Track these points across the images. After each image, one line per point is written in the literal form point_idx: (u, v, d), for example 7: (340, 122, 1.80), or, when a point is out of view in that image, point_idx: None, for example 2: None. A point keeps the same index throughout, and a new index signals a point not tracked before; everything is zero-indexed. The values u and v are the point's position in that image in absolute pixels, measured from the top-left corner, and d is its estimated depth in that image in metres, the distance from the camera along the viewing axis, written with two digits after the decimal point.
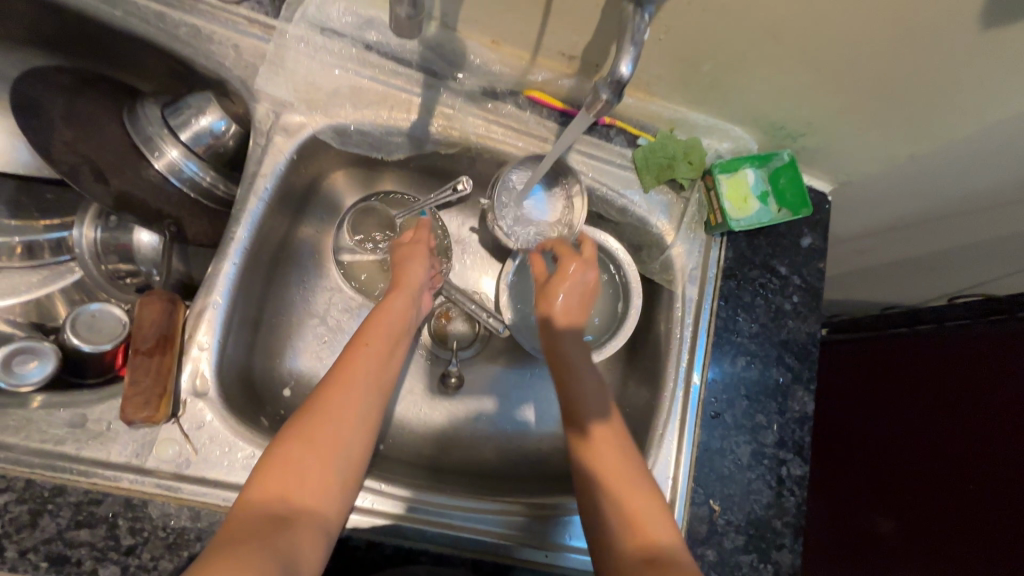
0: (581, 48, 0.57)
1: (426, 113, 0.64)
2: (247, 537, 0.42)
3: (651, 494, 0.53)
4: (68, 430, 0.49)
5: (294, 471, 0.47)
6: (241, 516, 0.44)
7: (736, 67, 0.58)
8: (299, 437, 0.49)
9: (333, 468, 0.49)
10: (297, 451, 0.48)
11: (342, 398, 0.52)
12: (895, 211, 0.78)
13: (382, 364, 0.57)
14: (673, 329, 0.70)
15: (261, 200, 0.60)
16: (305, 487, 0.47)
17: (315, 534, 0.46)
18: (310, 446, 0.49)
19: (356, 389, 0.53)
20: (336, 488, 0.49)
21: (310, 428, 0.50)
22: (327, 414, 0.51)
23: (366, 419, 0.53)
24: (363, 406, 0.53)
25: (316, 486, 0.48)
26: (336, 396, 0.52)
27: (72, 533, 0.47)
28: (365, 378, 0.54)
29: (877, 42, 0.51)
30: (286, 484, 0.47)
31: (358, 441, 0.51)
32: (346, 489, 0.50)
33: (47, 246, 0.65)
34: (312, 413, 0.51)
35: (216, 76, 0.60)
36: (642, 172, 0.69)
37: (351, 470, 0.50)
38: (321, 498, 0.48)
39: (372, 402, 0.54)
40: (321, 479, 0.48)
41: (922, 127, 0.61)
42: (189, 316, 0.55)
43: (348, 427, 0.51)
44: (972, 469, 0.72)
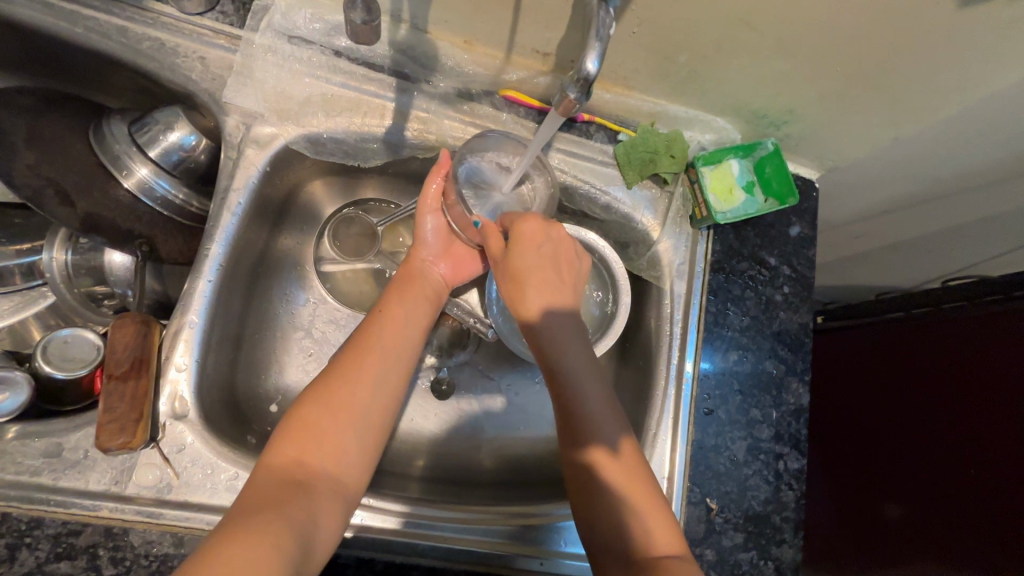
0: (553, 45, 0.56)
1: (400, 117, 0.62)
2: (270, 501, 0.43)
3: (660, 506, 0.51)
4: (43, 460, 0.48)
5: (313, 436, 0.48)
6: (261, 481, 0.45)
7: (713, 56, 0.57)
8: (318, 401, 0.50)
9: (352, 434, 0.50)
10: (318, 414, 0.50)
11: (362, 366, 0.53)
12: (884, 195, 0.77)
13: (400, 333, 0.58)
14: (663, 326, 0.68)
15: (234, 215, 0.58)
16: (325, 453, 0.48)
17: (333, 501, 0.47)
18: (330, 411, 0.50)
19: (376, 356, 0.55)
20: (355, 457, 0.50)
21: (330, 391, 0.51)
22: (346, 381, 0.52)
23: (384, 384, 0.54)
24: (381, 374, 0.54)
25: (335, 453, 0.49)
26: (354, 365, 0.53)
27: (52, 566, 0.46)
28: (383, 346, 0.56)
29: (854, 24, 0.50)
30: (309, 447, 0.48)
31: (378, 407, 0.53)
32: (366, 455, 0.51)
33: (19, 271, 0.64)
34: (331, 382, 0.52)
35: (184, 89, 0.59)
36: (624, 168, 0.68)
37: (371, 440, 0.52)
38: (340, 465, 0.49)
39: (393, 368, 0.55)
40: (341, 445, 0.49)
41: (906, 110, 0.60)
42: (166, 337, 0.54)
43: (368, 393, 0.52)
44: (972, 454, 0.71)
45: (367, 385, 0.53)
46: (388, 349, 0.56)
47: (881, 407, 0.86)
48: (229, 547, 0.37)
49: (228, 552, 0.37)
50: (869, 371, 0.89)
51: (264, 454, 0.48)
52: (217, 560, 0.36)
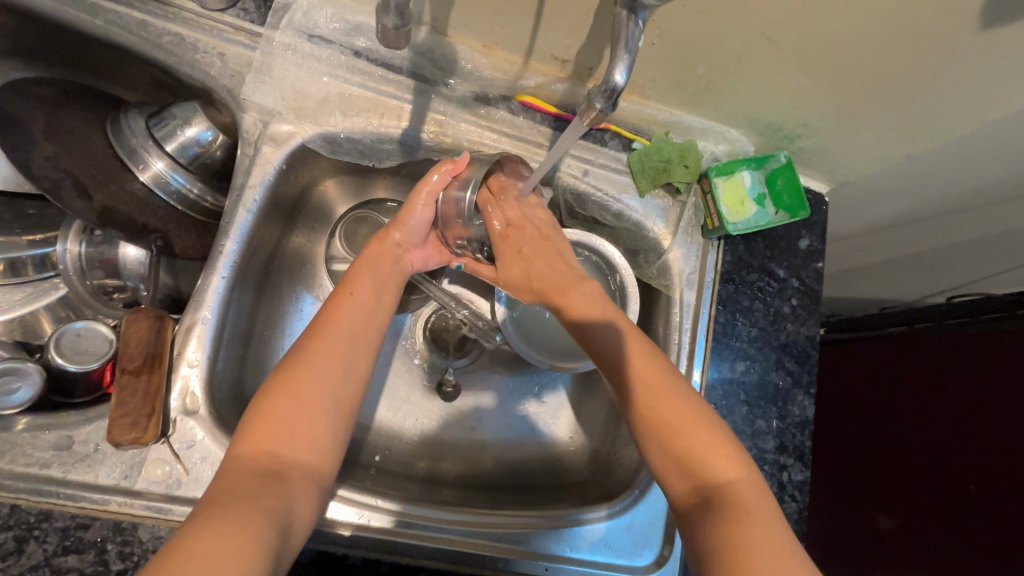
0: (573, 52, 0.56)
1: (417, 119, 0.63)
2: (238, 492, 0.42)
3: (738, 464, 0.48)
4: (53, 453, 0.48)
5: (279, 425, 0.47)
6: (230, 472, 0.44)
7: (732, 69, 0.57)
8: (280, 389, 0.48)
9: (320, 421, 0.49)
10: (283, 402, 0.48)
11: (327, 353, 0.51)
12: (893, 209, 0.78)
13: (367, 314, 0.56)
14: (671, 335, 0.69)
15: (250, 211, 0.58)
16: (293, 442, 0.47)
17: (307, 488, 0.46)
18: (295, 400, 0.48)
19: (340, 341, 0.53)
20: (324, 441, 0.49)
21: (292, 378, 0.49)
22: (311, 370, 0.50)
23: (349, 368, 0.52)
24: (347, 360, 0.52)
25: (305, 441, 0.47)
26: (317, 352, 0.51)
27: (60, 559, 0.46)
28: (346, 331, 0.53)
29: (875, 42, 0.50)
30: (277, 438, 0.46)
31: (344, 394, 0.51)
32: (336, 441, 0.50)
33: (31, 263, 0.64)
34: (293, 370, 0.50)
35: (202, 85, 0.59)
36: (638, 176, 0.68)
37: (339, 424, 0.50)
38: (309, 451, 0.48)
39: (359, 355, 0.53)
40: (310, 433, 0.48)
41: (920, 127, 0.60)
42: (178, 332, 0.54)
43: (333, 380, 0.50)
44: (970, 472, 0.72)
45: (331, 370, 0.51)
46: (353, 332, 0.54)
47: (883, 421, 0.86)
48: (203, 534, 0.36)
49: (206, 549, 0.36)
50: (872, 384, 0.90)
51: (232, 445, 0.46)
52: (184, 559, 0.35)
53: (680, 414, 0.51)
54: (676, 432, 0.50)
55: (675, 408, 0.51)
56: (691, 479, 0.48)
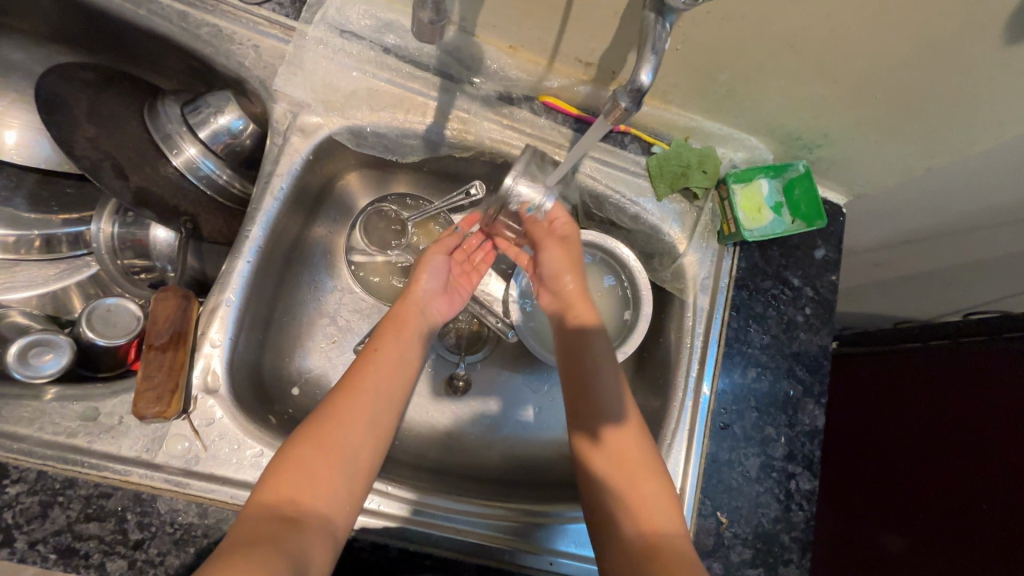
0: (598, 55, 0.57)
1: (441, 116, 0.64)
2: (258, 534, 0.43)
3: (677, 526, 0.53)
4: (80, 423, 0.50)
5: (304, 473, 0.48)
6: (251, 516, 0.45)
7: (754, 76, 0.58)
8: (308, 439, 0.50)
9: (341, 473, 0.49)
10: (307, 451, 0.49)
11: (353, 407, 0.53)
12: (911, 223, 0.78)
13: (393, 369, 0.57)
14: (683, 338, 0.69)
15: (276, 199, 0.60)
16: (315, 490, 0.48)
17: (324, 540, 0.46)
18: (321, 451, 0.49)
19: (366, 396, 0.54)
20: (342, 494, 0.49)
21: (319, 431, 0.50)
22: (337, 423, 0.51)
23: (374, 425, 0.53)
24: (372, 415, 0.53)
25: (324, 490, 0.48)
26: (346, 406, 0.53)
27: (81, 526, 0.47)
28: (371, 386, 0.55)
29: (898, 53, 0.51)
30: (300, 486, 0.47)
31: (366, 448, 0.52)
32: (355, 495, 0.50)
33: (65, 240, 0.66)
34: (320, 422, 0.51)
35: (236, 76, 0.61)
36: (656, 180, 0.69)
37: (360, 477, 0.51)
38: (329, 503, 0.48)
39: (383, 414, 0.54)
40: (331, 483, 0.48)
41: (940, 141, 0.60)
42: (203, 312, 0.55)
43: (357, 433, 0.52)
44: (984, 490, 0.71)
45: (355, 426, 0.52)
46: (379, 388, 0.55)
47: (895, 438, 0.86)
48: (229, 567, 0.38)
49: None
50: (885, 399, 0.90)
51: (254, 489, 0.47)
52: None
53: (639, 471, 0.56)
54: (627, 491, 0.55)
55: (637, 471, 0.56)
56: (634, 531, 0.53)
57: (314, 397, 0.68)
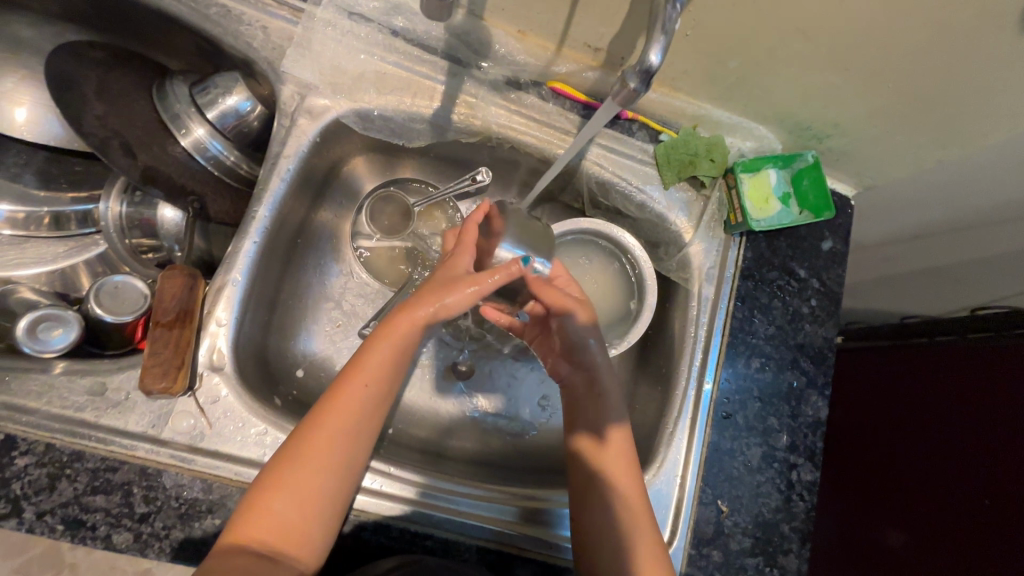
0: (607, 40, 0.57)
1: (449, 101, 0.64)
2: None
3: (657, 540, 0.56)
4: (87, 398, 0.50)
5: (273, 518, 0.46)
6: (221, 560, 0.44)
7: (765, 63, 0.57)
8: (274, 483, 0.47)
9: (309, 516, 0.48)
10: (274, 498, 0.47)
11: (321, 447, 0.49)
12: (919, 217, 0.77)
13: (366, 402, 0.52)
14: (688, 328, 0.69)
15: (283, 180, 0.60)
16: (285, 533, 0.47)
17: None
18: (288, 497, 0.47)
19: (337, 435, 0.50)
20: (316, 532, 0.48)
21: (283, 475, 0.47)
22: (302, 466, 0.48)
23: (346, 464, 0.50)
24: (341, 455, 0.50)
25: (295, 533, 0.47)
26: (312, 446, 0.49)
27: (88, 498, 0.48)
28: (343, 424, 0.50)
29: (912, 40, 0.50)
30: (265, 531, 0.46)
31: (335, 488, 0.50)
32: (329, 531, 0.49)
33: (74, 218, 0.66)
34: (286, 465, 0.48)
35: (245, 57, 0.61)
36: (663, 169, 0.68)
37: (332, 515, 0.49)
38: (300, 540, 0.47)
39: (353, 452, 0.51)
40: (301, 526, 0.47)
41: (952, 132, 0.60)
42: (209, 292, 0.55)
43: (325, 474, 0.49)
44: (988, 485, 0.71)
45: (325, 468, 0.49)
46: (348, 426, 0.50)
47: (898, 433, 0.85)
48: None
49: None
50: (889, 394, 0.89)
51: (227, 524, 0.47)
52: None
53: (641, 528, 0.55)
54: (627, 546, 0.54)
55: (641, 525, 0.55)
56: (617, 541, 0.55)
57: (318, 380, 0.68)
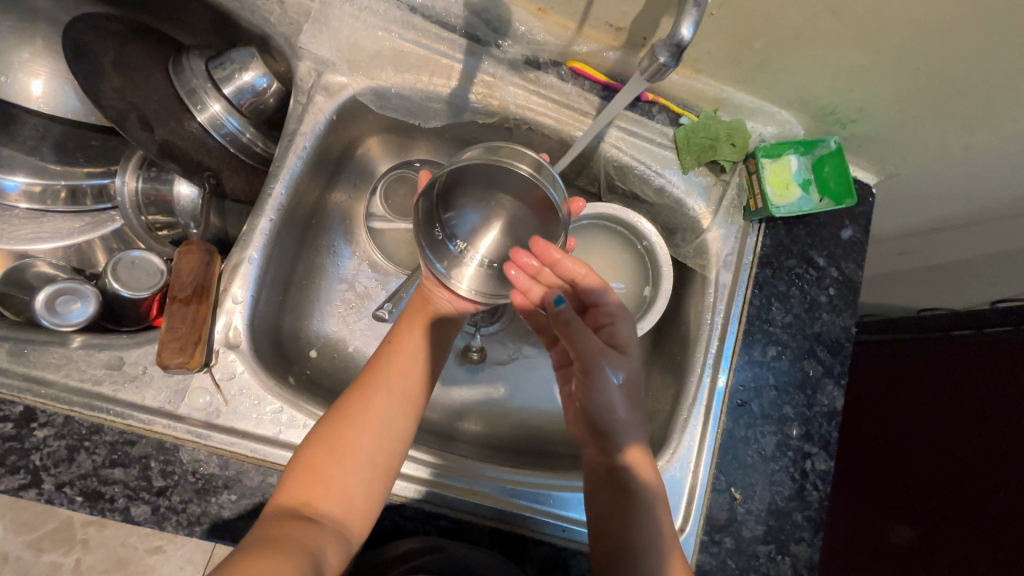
0: (630, 19, 0.56)
1: (467, 80, 0.63)
2: (280, 532, 0.43)
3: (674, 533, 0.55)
4: (105, 371, 0.50)
5: (321, 477, 0.49)
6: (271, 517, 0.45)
7: (792, 45, 0.56)
8: (323, 445, 0.50)
9: (357, 477, 0.50)
10: (323, 458, 0.49)
11: (368, 409, 0.53)
12: (941, 207, 0.76)
13: (407, 370, 0.57)
14: (704, 315, 0.68)
15: (299, 158, 0.60)
16: (331, 494, 0.48)
17: (338, 541, 0.46)
18: (336, 457, 0.49)
19: (381, 398, 0.54)
20: (360, 497, 0.49)
21: (333, 436, 0.51)
22: (352, 427, 0.51)
23: (391, 428, 0.53)
24: (386, 418, 0.53)
25: (341, 495, 0.48)
26: (361, 408, 0.53)
27: (106, 471, 0.48)
28: (388, 388, 0.55)
29: (947, 20, 0.49)
30: (317, 489, 0.48)
31: (381, 452, 0.52)
32: (374, 501, 0.50)
33: (90, 193, 0.66)
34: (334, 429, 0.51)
35: (261, 32, 0.60)
36: (683, 153, 0.67)
37: (377, 481, 0.51)
38: (344, 505, 0.48)
39: (398, 417, 0.54)
40: (348, 487, 0.49)
41: (981, 117, 0.58)
42: (225, 269, 0.55)
43: (373, 436, 0.52)
44: (1004, 478, 0.70)
45: (372, 431, 0.52)
46: (393, 393, 0.55)
47: (913, 425, 0.85)
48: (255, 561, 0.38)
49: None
50: (904, 386, 0.89)
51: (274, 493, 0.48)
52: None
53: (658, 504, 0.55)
54: (639, 523, 0.54)
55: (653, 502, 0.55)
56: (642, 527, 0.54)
57: (331, 360, 0.68)
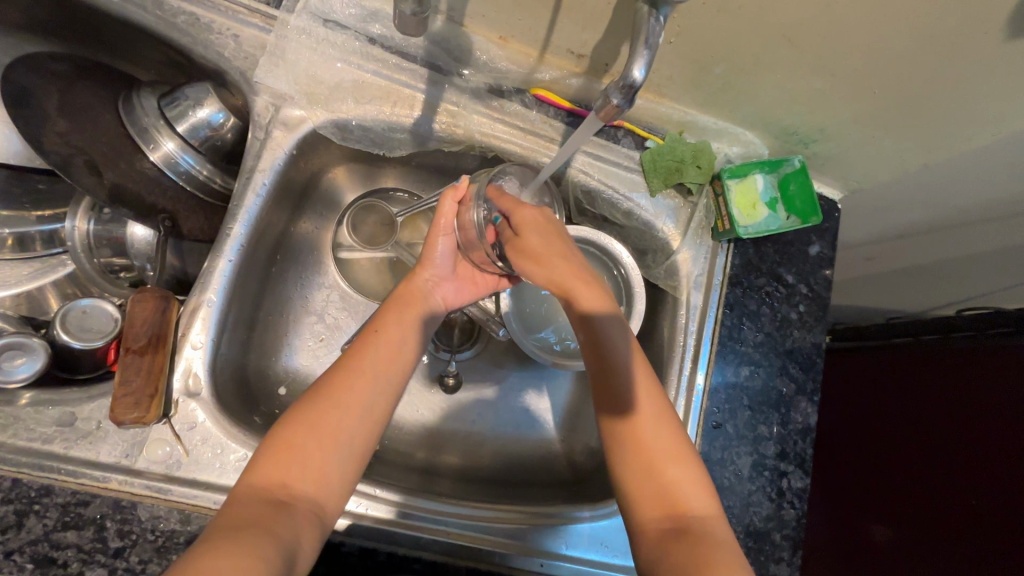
0: (590, 47, 0.56)
1: (430, 109, 0.62)
2: (246, 519, 0.41)
3: (690, 474, 0.48)
4: (56, 429, 0.49)
5: (296, 457, 0.46)
6: (241, 498, 0.43)
7: (751, 70, 0.56)
8: (302, 423, 0.47)
9: (333, 460, 0.47)
10: (301, 436, 0.47)
11: (352, 386, 0.50)
12: (905, 222, 0.77)
13: (391, 358, 0.54)
14: (676, 336, 0.68)
15: (258, 195, 0.58)
16: (306, 475, 0.46)
17: (311, 526, 0.44)
18: (314, 434, 0.47)
19: (364, 379, 0.51)
20: (336, 479, 0.47)
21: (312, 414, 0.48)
22: (330, 409, 0.48)
23: (370, 410, 0.50)
24: (365, 402, 0.50)
25: (315, 476, 0.46)
26: (345, 388, 0.50)
27: (58, 535, 0.46)
28: (373, 370, 0.52)
29: (898, 48, 0.49)
30: (292, 469, 0.45)
31: (361, 434, 0.49)
32: (345, 483, 0.48)
33: (40, 238, 0.64)
34: (312, 408, 0.48)
35: (216, 67, 0.58)
36: (650, 176, 0.67)
37: (353, 461, 0.48)
38: (320, 488, 0.46)
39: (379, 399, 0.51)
40: (323, 468, 0.46)
41: (939, 137, 0.59)
42: (183, 313, 0.53)
43: (354, 418, 0.49)
44: (974, 486, 0.71)
45: (353, 412, 0.49)
46: (376, 373, 0.52)
47: (886, 432, 0.86)
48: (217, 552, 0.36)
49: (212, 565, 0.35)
50: (876, 395, 0.90)
51: (243, 476, 0.45)
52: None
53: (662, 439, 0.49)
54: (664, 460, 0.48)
55: (665, 436, 0.49)
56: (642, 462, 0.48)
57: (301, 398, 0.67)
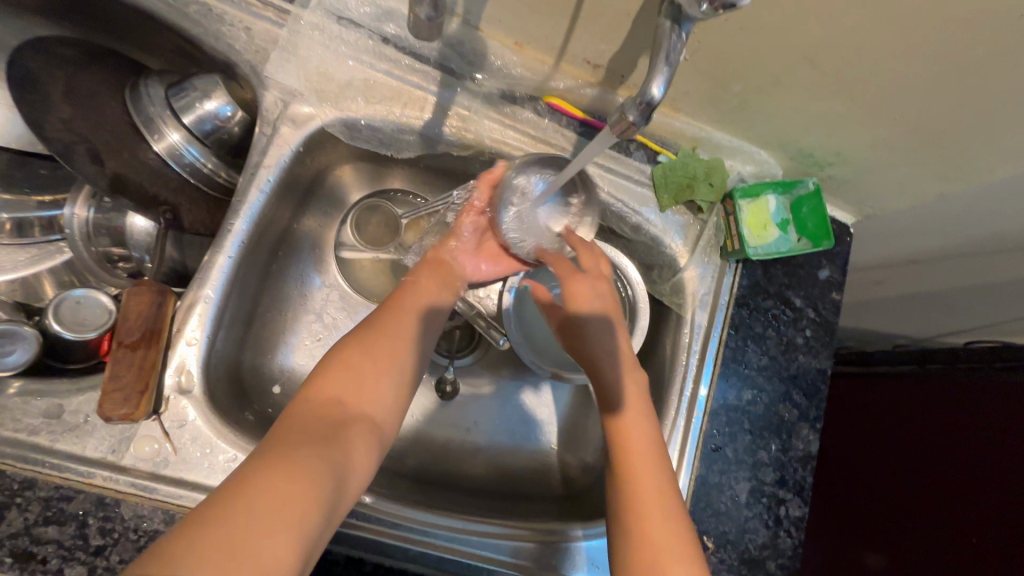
0: (607, 58, 0.54)
1: (441, 112, 0.61)
2: (309, 429, 0.40)
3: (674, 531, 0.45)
4: (43, 420, 0.48)
5: (352, 374, 0.46)
6: (300, 413, 0.42)
7: (770, 90, 0.55)
8: (355, 345, 0.48)
9: (385, 382, 0.47)
10: (354, 357, 0.47)
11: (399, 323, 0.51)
12: (917, 250, 0.76)
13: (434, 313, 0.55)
14: (679, 355, 0.67)
15: (262, 191, 0.57)
16: (361, 394, 0.45)
17: (370, 442, 0.43)
18: (366, 355, 0.47)
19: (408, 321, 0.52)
20: (390, 401, 0.47)
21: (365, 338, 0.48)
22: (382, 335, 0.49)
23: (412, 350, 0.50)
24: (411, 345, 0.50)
25: (370, 395, 0.45)
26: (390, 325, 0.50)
27: (39, 530, 0.46)
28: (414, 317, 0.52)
29: (924, 74, 0.48)
30: (348, 386, 0.45)
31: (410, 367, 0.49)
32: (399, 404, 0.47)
33: (38, 224, 0.64)
34: (362, 334, 0.49)
35: (226, 59, 0.57)
36: (660, 191, 0.66)
37: (402, 392, 0.48)
38: (376, 406, 0.45)
39: (419, 351, 0.52)
40: (378, 389, 0.46)
41: (958, 167, 0.58)
42: (179, 308, 0.52)
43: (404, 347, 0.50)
44: (975, 524, 0.70)
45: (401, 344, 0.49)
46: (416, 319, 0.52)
47: (886, 462, 0.85)
48: (271, 471, 0.35)
49: (267, 486, 0.34)
50: (878, 423, 0.88)
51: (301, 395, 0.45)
52: (208, 537, 0.31)
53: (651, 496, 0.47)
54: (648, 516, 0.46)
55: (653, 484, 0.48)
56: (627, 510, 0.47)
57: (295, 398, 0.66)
